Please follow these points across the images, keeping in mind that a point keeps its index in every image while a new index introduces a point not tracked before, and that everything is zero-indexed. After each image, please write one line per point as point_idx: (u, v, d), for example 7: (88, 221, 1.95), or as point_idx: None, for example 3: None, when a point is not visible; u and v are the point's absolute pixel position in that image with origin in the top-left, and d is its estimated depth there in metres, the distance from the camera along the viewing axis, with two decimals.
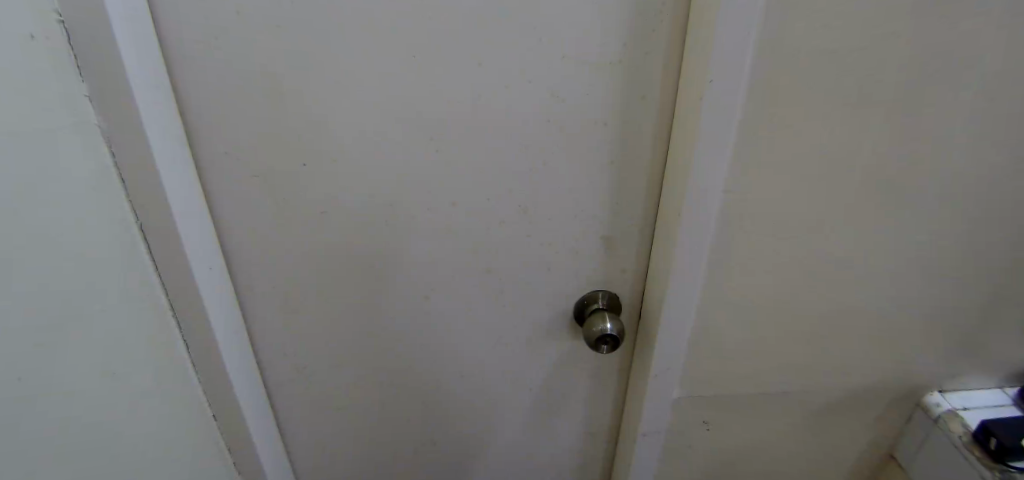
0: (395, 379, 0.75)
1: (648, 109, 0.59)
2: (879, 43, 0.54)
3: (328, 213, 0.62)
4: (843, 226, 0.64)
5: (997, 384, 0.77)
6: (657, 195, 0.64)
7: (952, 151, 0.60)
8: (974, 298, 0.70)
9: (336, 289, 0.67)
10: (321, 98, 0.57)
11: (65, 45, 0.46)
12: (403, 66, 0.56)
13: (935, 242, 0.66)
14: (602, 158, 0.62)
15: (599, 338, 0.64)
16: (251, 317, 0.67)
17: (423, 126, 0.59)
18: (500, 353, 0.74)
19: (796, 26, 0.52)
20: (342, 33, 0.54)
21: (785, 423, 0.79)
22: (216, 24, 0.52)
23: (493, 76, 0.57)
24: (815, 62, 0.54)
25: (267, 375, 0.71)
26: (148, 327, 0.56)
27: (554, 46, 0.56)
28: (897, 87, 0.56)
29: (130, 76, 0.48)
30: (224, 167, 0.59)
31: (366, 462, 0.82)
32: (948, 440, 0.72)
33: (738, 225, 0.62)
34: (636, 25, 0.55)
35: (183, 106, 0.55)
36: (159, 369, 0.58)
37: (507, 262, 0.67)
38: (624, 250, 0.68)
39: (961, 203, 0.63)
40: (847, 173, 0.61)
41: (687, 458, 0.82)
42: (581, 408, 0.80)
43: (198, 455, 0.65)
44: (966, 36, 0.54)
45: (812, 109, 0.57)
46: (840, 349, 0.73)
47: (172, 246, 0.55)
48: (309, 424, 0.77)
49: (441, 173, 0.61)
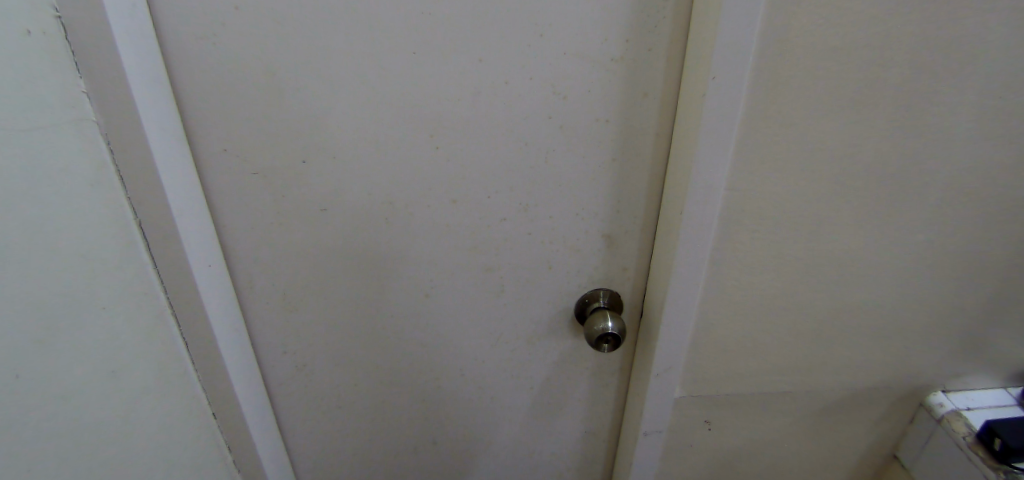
0: (395, 376, 0.75)
1: (650, 107, 0.58)
2: (883, 39, 0.53)
3: (327, 211, 0.62)
4: (848, 227, 0.63)
5: (1001, 384, 0.76)
6: (658, 194, 0.63)
7: (959, 149, 0.59)
8: (980, 298, 0.69)
9: (336, 287, 0.67)
10: (321, 96, 0.56)
11: (62, 40, 0.46)
12: (402, 63, 0.55)
13: (943, 243, 0.65)
14: (603, 157, 0.61)
15: (600, 337, 0.63)
16: (253, 314, 0.68)
17: (423, 124, 0.58)
18: (500, 351, 0.74)
19: (799, 21, 0.51)
20: (342, 28, 0.53)
21: (786, 423, 0.79)
22: (217, 20, 0.51)
23: (493, 72, 0.56)
24: (819, 58, 0.53)
25: (268, 372, 0.72)
26: (149, 324, 0.57)
27: (555, 41, 0.55)
28: (901, 83, 0.55)
29: (129, 72, 0.48)
30: (223, 164, 0.58)
31: (368, 458, 0.83)
32: (952, 440, 0.72)
33: (740, 226, 0.61)
34: (638, 20, 0.54)
35: (182, 105, 0.54)
36: (161, 364, 0.59)
37: (506, 261, 0.67)
38: (625, 249, 0.67)
39: (969, 202, 0.62)
40: (851, 174, 0.59)
41: (688, 457, 0.83)
42: (581, 405, 0.81)
43: (200, 453, 0.66)
44: (971, 31, 0.53)
45: (815, 106, 0.55)
46: (842, 349, 0.72)
47: (171, 244, 0.55)
48: (310, 421, 0.78)
49: (440, 171, 0.61)
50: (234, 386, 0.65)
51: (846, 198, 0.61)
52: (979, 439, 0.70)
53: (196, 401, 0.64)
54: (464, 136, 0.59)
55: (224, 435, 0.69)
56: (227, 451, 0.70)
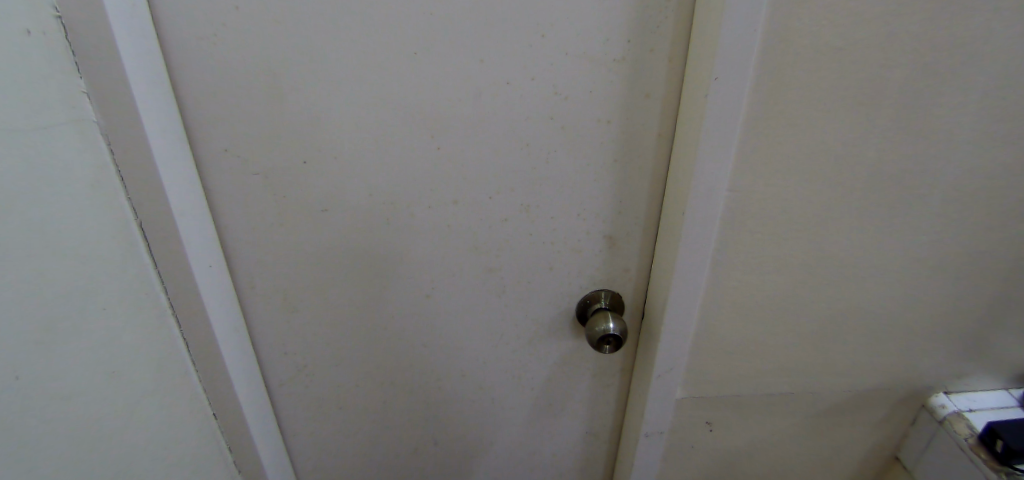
0: (396, 376, 0.75)
1: (652, 108, 0.58)
2: (886, 40, 0.52)
3: (328, 211, 0.62)
4: (850, 228, 0.63)
5: (1002, 385, 0.76)
6: (660, 195, 0.63)
7: (961, 150, 0.59)
8: (982, 299, 0.69)
9: (336, 288, 0.67)
10: (321, 97, 0.56)
11: (63, 40, 0.46)
12: (403, 64, 0.55)
13: (945, 243, 0.64)
14: (605, 158, 0.61)
15: (601, 338, 0.63)
16: (253, 315, 0.67)
17: (424, 125, 0.58)
18: (501, 351, 0.74)
19: (802, 21, 0.50)
20: (343, 28, 0.53)
21: (787, 424, 0.79)
22: (218, 20, 0.51)
23: (494, 73, 0.56)
24: (822, 59, 0.53)
25: (268, 373, 0.72)
26: (150, 324, 0.57)
27: (556, 42, 0.54)
28: (904, 84, 0.55)
29: (130, 73, 0.48)
30: (224, 165, 0.58)
31: (369, 459, 0.83)
32: (954, 442, 0.72)
33: (741, 226, 0.61)
34: (639, 20, 0.54)
35: (183, 105, 0.54)
36: (162, 364, 0.59)
37: (507, 262, 0.67)
38: (626, 250, 0.67)
39: (971, 203, 0.62)
40: (853, 175, 0.59)
41: (689, 458, 0.83)
42: (582, 406, 0.81)
43: (201, 453, 0.66)
44: (975, 31, 0.53)
45: (818, 107, 0.55)
46: (844, 350, 0.72)
47: (172, 244, 0.55)
48: (311, 422, 0.78)
49: (441, 171, 0.60)
50: (234, 386, 0.65)
51: (849, 199, 0.61)
52: (981, 441, 0.70)
53: (196, 401, 0.64)
54: (466, 136, 0.59)
55: (224, 436, 0.69)
56: (228, 452, 0.70)
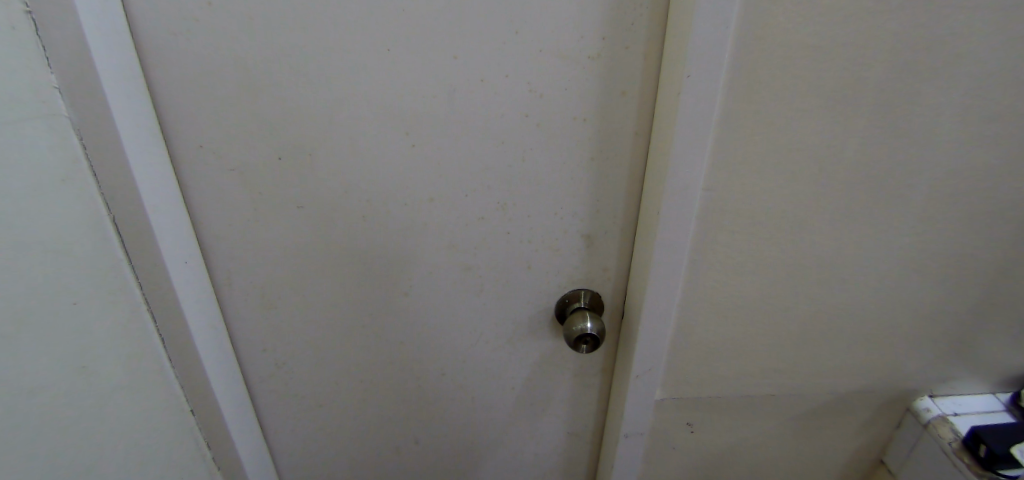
0: (376, 373, 0.75)
1: (628, 105, 0.58)
2: (864, 38, 0.52)
3: (304, 208, 0.62)
4: (830, 229, 0.62)
5: (989, 390, 0.75)
6: (638, 194, 0.63)
7: (942, 150, 0.58)
8: (966, 301, 0.68)
9: (314, 285, 0.67)
10: (296, 93, 0.55)
11: (33, 36, 0.46)
12: (377, 60, 0.54)
13: (927, 245, 0.64)
14: (582, 155, 0.60)
15: (579, 337, 0.63)
16: (231, 312, 0.67)
17: (399, 123, 0.58)
18: (481, 350, 0.74)
19: (777, 18, 0.50)
20: (317, 26, 0.52)
21: (769, 425, 0.79)
22: (190, 15, 0.51)
23: (469, 69, 0.55)
24: (799, 56, 0.52)
25: (247, 369, 0.72)
26: (124, 320, 0.57)
27: (532, 40, 0.54)
28: (883, 82, 0.54)
29: (100, 68, 0.48)
30: (199, 161, 0.58)
31: (350, 457, 0.83)
32: (937, 445, 0.71)
33: (718, 225, 0.61)
34: (614, 17, 0.53)
35: (157, 101, 0.54)
36: (137, 361, 0.59)
37: (485, 260, 0.67)
38: (605, 249, 0.67)
39: (952, 203, 0.61)
40: (832, 175, 0.59)
41: (672, 459, 0.82)
42: (563, 406, 0.80)
43: (179, 449, 0.66)
44: (955, 29, 0.52)
45: (794, 106, 0.55)
46: (826, 351, 0.71)
47: (146, 240, 0.55)
48: (291, 420, 0.78)
49: (417, 168, 0.60)
50: (211, 383, 0.65)
51: (828, 199, 0.60)
52: (965, 445, 0.69)
53: (173, 397, 0.64)
54: (440, 133, 0.58)
55: (202, 433, 0.69)
56: (206, 449, 0.70)
